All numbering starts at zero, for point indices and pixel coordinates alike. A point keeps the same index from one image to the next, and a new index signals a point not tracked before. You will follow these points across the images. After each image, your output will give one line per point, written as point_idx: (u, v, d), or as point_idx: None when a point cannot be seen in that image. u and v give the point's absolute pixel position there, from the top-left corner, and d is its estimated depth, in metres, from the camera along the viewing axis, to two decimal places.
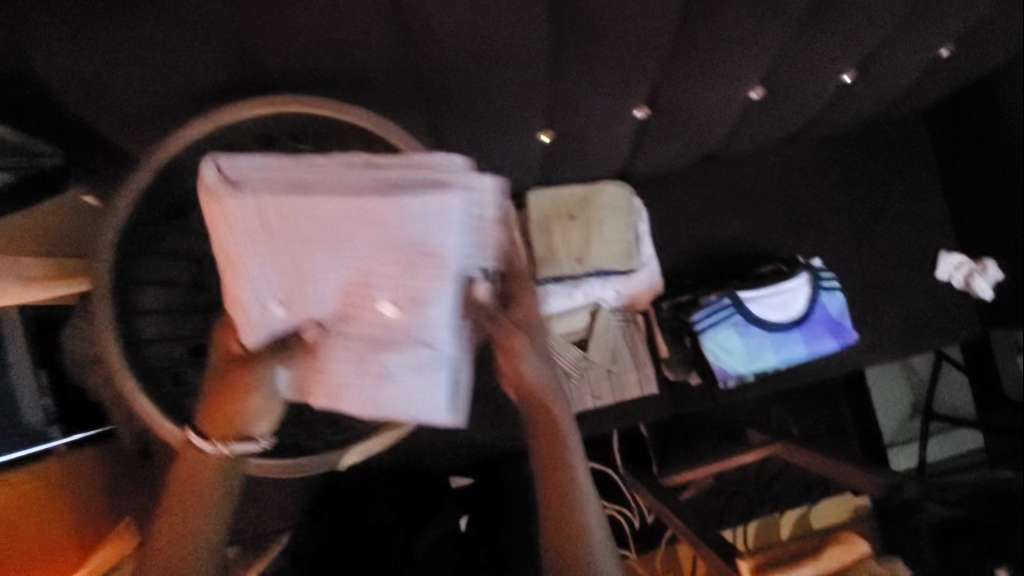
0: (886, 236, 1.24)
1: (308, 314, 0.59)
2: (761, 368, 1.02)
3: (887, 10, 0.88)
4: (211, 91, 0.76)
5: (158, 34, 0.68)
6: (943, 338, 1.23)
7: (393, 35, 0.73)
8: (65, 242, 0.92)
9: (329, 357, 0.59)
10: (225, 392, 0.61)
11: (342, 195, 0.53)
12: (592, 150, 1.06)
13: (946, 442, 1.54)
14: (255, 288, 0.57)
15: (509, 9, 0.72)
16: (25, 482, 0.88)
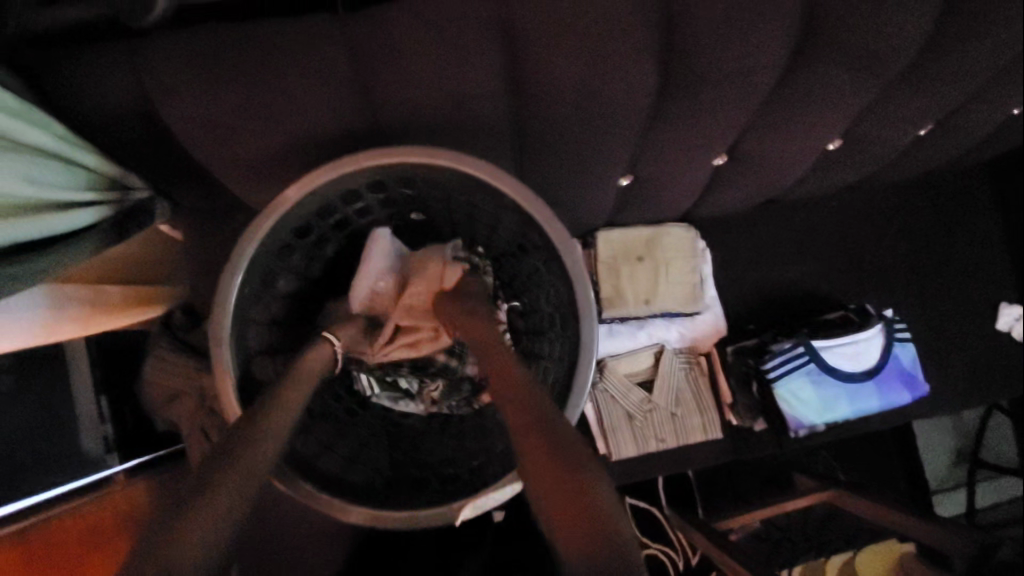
0: (948, 285, 1.24)
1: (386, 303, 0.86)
2: (835, 418, 1.01)
3: (975, 72, 0.90)
4: (319, 132, 0.77)
5: (282, 79, 0.69)
6: (1005, 389, 1.23)
7: (505, 84, 0.74)
8: (139, 269, 0.96)
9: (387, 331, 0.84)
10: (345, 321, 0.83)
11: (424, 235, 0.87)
12: (665, 194, 1.07)
13: (993, 490, 1.53)
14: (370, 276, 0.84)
15: (622, 62, 0.74)
16: (92, 511, 0.87)
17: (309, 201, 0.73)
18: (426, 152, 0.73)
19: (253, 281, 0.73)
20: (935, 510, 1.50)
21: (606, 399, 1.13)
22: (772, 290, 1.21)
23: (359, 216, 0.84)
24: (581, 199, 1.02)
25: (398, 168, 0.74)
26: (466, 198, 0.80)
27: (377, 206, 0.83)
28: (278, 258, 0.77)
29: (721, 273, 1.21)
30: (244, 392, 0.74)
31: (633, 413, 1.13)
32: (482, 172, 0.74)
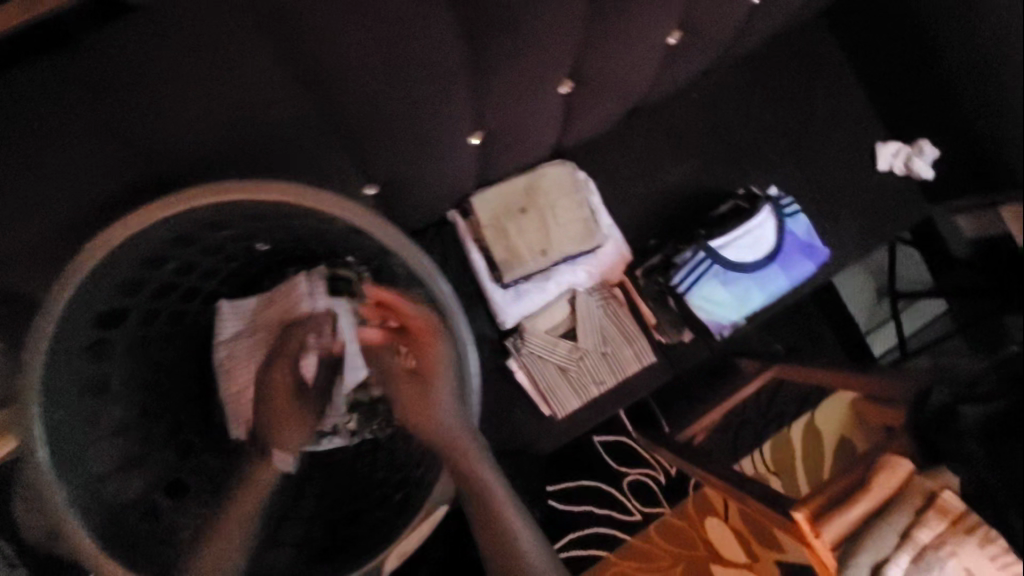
0: (821, 142, 1.24)
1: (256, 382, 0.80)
2: (751, 309, 1.02)
3: None
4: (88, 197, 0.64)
5: None
6: (899, 225, 1.25)
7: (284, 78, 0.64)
8: None
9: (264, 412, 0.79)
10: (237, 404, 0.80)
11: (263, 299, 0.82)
12: (525, 137, 1.00)
13: (913, 315, 1.62)
14: (234, 362, 0.80)
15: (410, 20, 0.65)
16: None
17: (108, 286, 0.63)
18: (207, 191, 0.61)
19: (67, 402, 0.61)
20: (871, 352, 1.58)
21: (535, 362, 1.08)
22: (661, 200, 1.18)
23: (179, 275, 0.72)
24: (436, 171, 0.94)
25: (187, 216, 0.62)
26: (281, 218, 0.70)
27: (198, 259, 0.72)
28: (91, 361, 0.65)
29: (609, 199, 1.17)
30: (111, 514, 0.64)
31: (567, 366, 1.09)
32: (280, 193, 0.63)
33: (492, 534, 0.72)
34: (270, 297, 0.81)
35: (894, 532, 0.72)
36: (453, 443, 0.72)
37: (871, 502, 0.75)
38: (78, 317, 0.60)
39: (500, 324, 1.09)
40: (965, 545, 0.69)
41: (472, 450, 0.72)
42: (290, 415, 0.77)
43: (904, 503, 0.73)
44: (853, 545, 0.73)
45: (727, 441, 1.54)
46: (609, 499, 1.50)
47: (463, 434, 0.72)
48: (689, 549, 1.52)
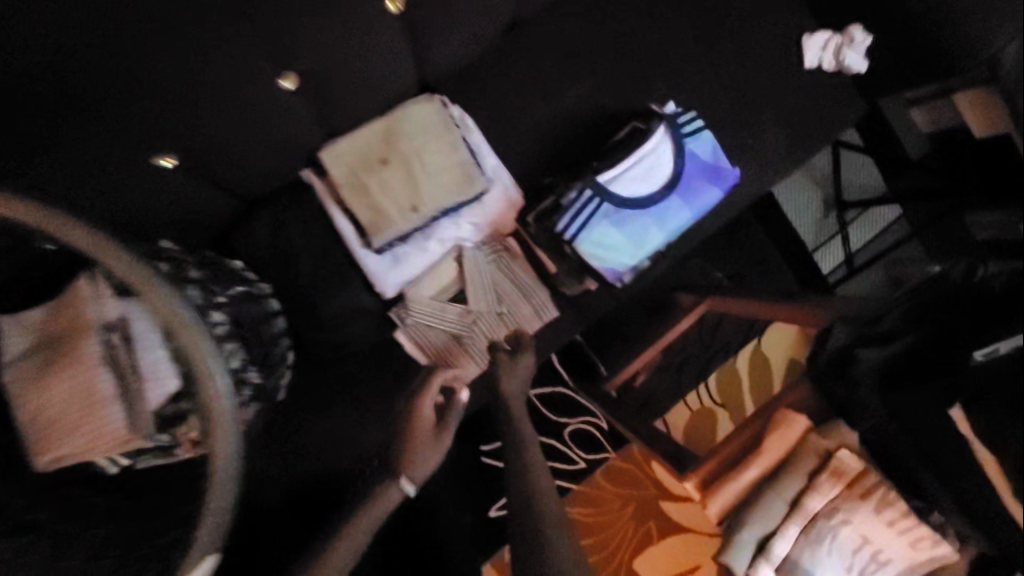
0: (739, 39, 1.07)
1: (50, 404, 0.66)
2: (651, 251, 0.90)
3: None
4: None
5: None
6: (834, 127, 1.10)
7: None
8: None
9: (63, 437, 0.65)
10: (35, 433, 0.65)
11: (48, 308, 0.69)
12: (359, 65, 0.84)
13: (864, 224, 1.44)
14: (26, 385, 0.67)
15: None
16: None
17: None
18: None
19: None
20: (822, 272, 1.44)
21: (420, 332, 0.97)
22: (554, 129, 1.02)
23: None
24: (247, 117, 0.79)
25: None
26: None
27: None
28: None
29: (493, 133, 1.01)
30: None
31: (461, 331, 0.99)
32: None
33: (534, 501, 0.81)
34: (58, 304, 0.69)
35: (784, 501, 0.73)
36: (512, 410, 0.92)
37: (766, 465, 0.77)
38: None
39: (380, 294, 0.96)
40: (859, 508, 0.70)
41: (522, 422, 0.91)
42: (427, 441, 0.83)
43: (797, 467, 0.74)
44: (745, 514, 0.74)
45: (671, 379, 1.45)
46: (550, 450, 1.44)
47: (519, 405, 0.93)
48: (638, 492, 1.44)
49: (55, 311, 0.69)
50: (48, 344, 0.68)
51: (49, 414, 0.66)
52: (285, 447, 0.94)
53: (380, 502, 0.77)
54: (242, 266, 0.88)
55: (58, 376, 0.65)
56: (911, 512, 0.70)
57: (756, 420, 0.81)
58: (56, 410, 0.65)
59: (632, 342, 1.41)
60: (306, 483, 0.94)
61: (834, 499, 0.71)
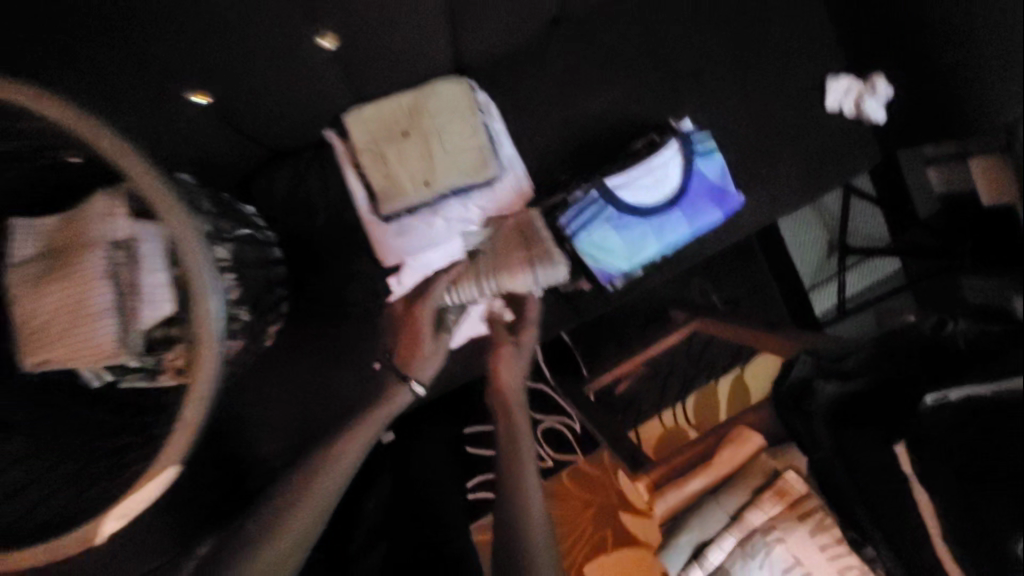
0: (770, 72, 1.09)
1: (46, 307, 0.69)
2: (645, 261, 0.92)
3: None
4: None
5: None
6: (845, 170, 1.13)
7: None
8: None
9: (61, 340, 0.69)
10: (33, 334, 0.70)
11: (53, 218, 0.72)
12: (396, 44, 0.86)
13: (862, 273, 1.49)
14: (29, 282, 0.70)
15: None
16: None
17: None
18: None
19: None
20: (813, 310, 1.48)
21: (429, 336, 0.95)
22: (577, 130, 1.05)
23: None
24: (286, 74, 0.82)
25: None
26: (12, 113, 0.56)
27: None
28: None
29: (515, 126, 1.04)
30: None
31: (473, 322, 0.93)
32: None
33: (517, 482, 0.72)
34: (63, 216, 0.72)
35: (725, 512, 0.87)
36: (506, 407, 0.83)
37: (713, 477, 0.90)
38: None
39: (380, 261, 0.99)
40: (796, 528, 0.82)
41: (518, 419, 0.81)
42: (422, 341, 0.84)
43: (745, 484, 0.88)
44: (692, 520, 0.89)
45: (651, 392, 1.48)
46: None
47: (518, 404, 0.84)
48: (598, 495, 1.48)
49: (56, 225, 0.72)
50: (49, 253, 0.71)
51: (48, 321, 0.69)
52: (269, 393, 0.98)
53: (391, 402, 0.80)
54: (255, 213, 0.90)
55: (59, 287, 0.69)
56: (844, 540, 0.80)
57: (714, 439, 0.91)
58: (48, 311, 0.69)
59: (620, 349, 1.44)
60: (283, 428, 0.98)
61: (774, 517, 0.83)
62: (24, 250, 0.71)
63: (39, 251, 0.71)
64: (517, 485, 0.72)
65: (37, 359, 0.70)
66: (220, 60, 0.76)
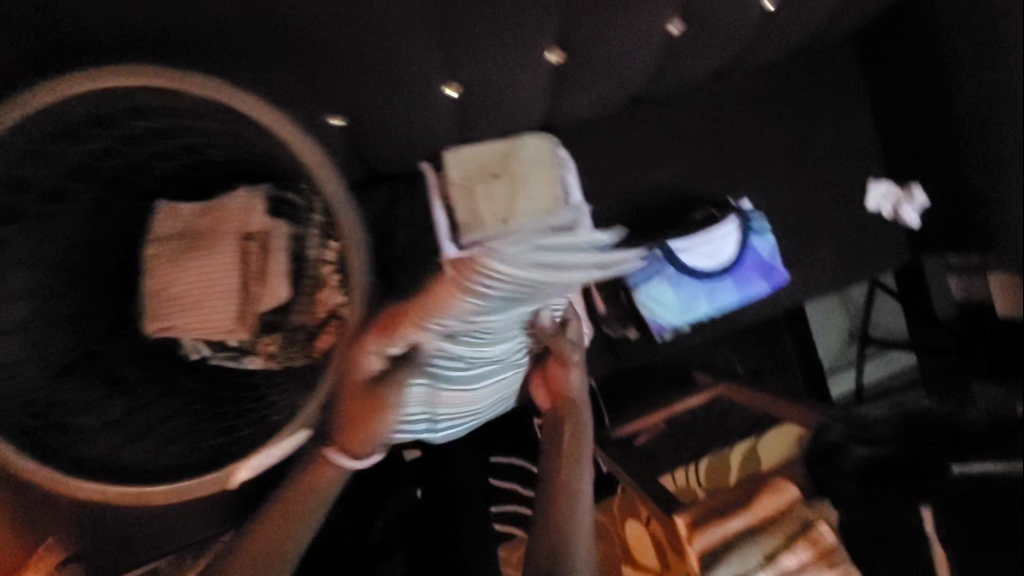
0: (819, 170, 1.22)
1: (182, 279, 0.78)
2: (695, 319, 1.01)
3: None
4: None
5: None
6: (876, 267, 1.24)
7: None
8: None
9: (189, 312, 0.78)
10: (164, 302, 0.78)
11: (196, 202, 0.80)
12: (505, 102, 0.98)
13: (879, 364, 1.60)
14: (170, 256, 0.78)
15: None
16: None
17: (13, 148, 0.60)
18: (123, 73, 0.58)
19: None
20: (828, 392, 1.58)
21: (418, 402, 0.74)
22: (641, 195, 1.17)
23: (100, 159, 0.68)
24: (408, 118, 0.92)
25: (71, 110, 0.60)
26: (191, 129, 0.68)
27: (122, 146, 0.68)
28: (39, 202, 0.67)
29: (588, 184, 1.16)
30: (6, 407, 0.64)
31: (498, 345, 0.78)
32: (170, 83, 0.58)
33: (564, 506, 0.78)
34: (204, 203, 0.80)
35: (760, 553, 0.87)
36: (566, 427, 0.86)
37: (753, 517, 0.88)
38: (21, 171, 0.62)
39: None
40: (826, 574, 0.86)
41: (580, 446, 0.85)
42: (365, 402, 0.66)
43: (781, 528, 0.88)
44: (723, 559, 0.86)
45: (668, 449, 1.54)
46: None
47: (581, 430, 0.86)
48: (605, 546, 1.50)
49: (195, 209, 0.80)
50: (188, 234, 0.79)
51: (181, 296, 0.78)
52: None
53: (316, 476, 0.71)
54: None
55: (198, 265, 0.78)
56: None
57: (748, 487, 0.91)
58: (180, 284, 0.78)
59: (644, 403, 1.51)
60: None
61: (805, 564, 0.87)
62: (163, 228, 0.79)
63: (178, 230, 0.79)
64: (560, 515, 0.77)
65: (160, 326, 0.78)
66: (358, 96, 0.84)
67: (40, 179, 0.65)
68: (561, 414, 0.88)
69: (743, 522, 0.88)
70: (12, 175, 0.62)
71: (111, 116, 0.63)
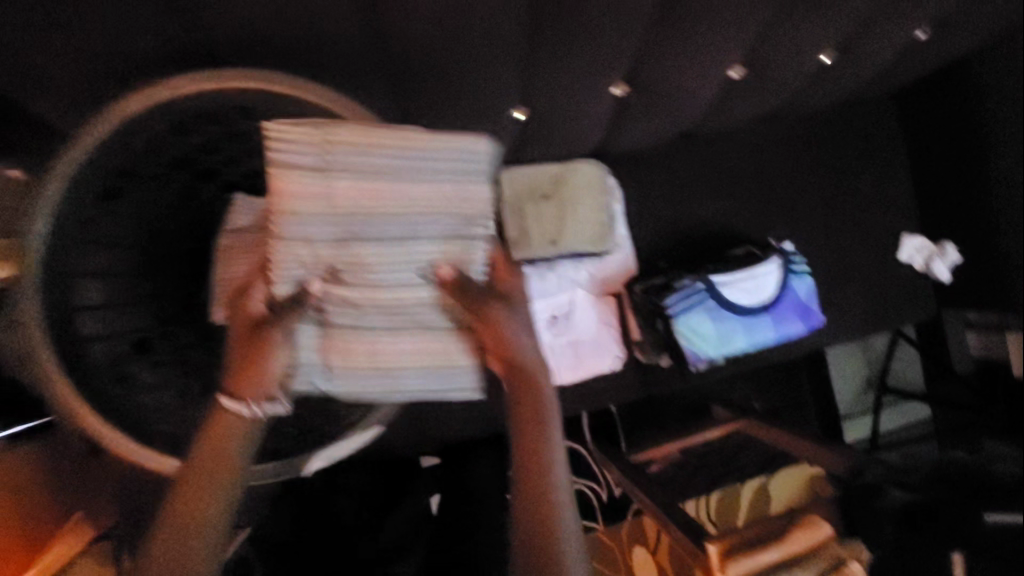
0: (854, 219, 1.26)
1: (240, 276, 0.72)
2: (731, 352, 1.03)
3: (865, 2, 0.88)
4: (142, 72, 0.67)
5: (99, 14, 0.59)
6: (903, 317, 1.27)
7: (358, 13, 0.66)
8: None
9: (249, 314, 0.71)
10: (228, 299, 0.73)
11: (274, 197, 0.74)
12: (565, 129, 1.03)
13: (895, 413, 1.62)
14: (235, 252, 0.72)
15: None
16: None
17: (119, 136, 0.62)
18: (252, 78, 0.64)
19: (75, 223, 0.63)
20: (842, 436, 1.59)
21: (330, 357, 0.61)
22: (682, 228, 1.21)
23: (205, 152, 0.70)
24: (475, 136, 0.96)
25: (186, 105, 0.64)
26: None
27: (225, 141, 0.69)
28: (146, 185, 0.68)
29: (633, 213, 1.19)
30: (86, 383, 0.66)
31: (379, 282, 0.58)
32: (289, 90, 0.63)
33: (541, 515, 0.56)
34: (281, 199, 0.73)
35: None
36: (528, 409, 0.62)
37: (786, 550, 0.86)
38: (131, 154, 0.64)
39: None
40: None
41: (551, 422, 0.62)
42: (244, 336, 0.58)
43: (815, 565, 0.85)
44: None
45: (681, 479, 1.56)
46: None
47: (547, 409, 0.62)
48: (612, 572, 1.50)
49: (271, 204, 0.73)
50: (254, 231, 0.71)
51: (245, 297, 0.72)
52: None
53: (216, 431, 0.57)
54: None
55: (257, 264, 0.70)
56: None
57: (779, 519, 0.91)
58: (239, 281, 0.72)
59: (661, 432, 1.53)
60: None
61: None
62: (237, 221, 0.73)
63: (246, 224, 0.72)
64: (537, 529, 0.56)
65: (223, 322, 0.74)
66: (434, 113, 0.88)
67: (144, 164, 0.66)
68: (520, 394, 0.63)
69: (774, 553, 0.86)
70: (120, 158, 0.64)
71: (218, 113, 0.66)
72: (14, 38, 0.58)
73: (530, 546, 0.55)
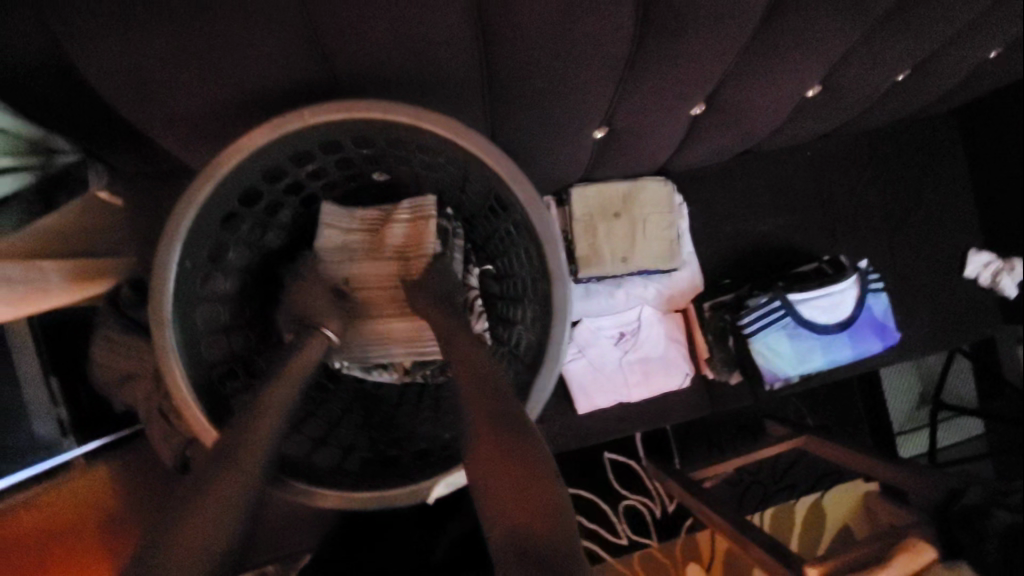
0: (915, 234, 1.26)
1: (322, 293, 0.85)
2: (808, 370, 1.03)
3: (951, 24, 0.88)
4: (261, 102, 0.68)
5: (234, 50, 0.60)
6: (968, 334, 1.26)
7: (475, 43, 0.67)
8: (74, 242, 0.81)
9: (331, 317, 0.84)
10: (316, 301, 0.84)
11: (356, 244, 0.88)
12: (639, 150, 1.03)
13: (950, 429, 1.59)
14: None
15: (592, 20, 0.68)
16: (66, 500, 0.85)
17: (247, 162, 0.62)
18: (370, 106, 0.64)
19: (195, 253, 0.65)
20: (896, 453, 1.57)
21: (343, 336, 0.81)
22: (745, 246, 1.21)
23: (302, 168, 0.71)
24: (554, 157, 0.97)
25: (307, 133, 0.64)
26: (403, 157, 0.74)
27: (332, 169, 0.75)
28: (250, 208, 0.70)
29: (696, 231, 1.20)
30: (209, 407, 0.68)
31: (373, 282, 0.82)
32: (407, 116, 0.64)
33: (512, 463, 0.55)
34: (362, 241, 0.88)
35: None
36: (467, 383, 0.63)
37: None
38: (244, 180, 0.65)
39: None
40: None
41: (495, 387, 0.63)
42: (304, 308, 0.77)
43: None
44: None
45: (733, 495, 1.54)
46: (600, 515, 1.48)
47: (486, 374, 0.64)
48: None
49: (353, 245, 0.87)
50: None
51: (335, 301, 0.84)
52: None
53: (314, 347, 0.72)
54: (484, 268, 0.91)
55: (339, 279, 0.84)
56: None
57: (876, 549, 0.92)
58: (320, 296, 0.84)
59: (713, 448, 1.52)
60: None
61: None
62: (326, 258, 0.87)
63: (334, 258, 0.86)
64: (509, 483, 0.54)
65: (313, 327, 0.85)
66: (518, 136, 0.89)
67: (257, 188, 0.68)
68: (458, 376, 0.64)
69: None
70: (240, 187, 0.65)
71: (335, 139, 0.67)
72: (155, 63, 0.59)
73: (511, 498, 0.53)
